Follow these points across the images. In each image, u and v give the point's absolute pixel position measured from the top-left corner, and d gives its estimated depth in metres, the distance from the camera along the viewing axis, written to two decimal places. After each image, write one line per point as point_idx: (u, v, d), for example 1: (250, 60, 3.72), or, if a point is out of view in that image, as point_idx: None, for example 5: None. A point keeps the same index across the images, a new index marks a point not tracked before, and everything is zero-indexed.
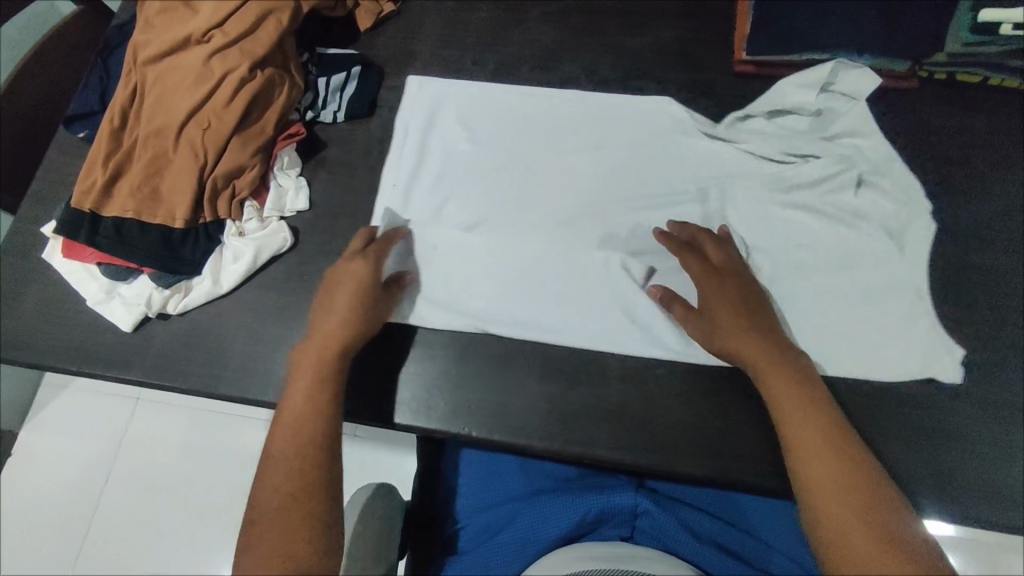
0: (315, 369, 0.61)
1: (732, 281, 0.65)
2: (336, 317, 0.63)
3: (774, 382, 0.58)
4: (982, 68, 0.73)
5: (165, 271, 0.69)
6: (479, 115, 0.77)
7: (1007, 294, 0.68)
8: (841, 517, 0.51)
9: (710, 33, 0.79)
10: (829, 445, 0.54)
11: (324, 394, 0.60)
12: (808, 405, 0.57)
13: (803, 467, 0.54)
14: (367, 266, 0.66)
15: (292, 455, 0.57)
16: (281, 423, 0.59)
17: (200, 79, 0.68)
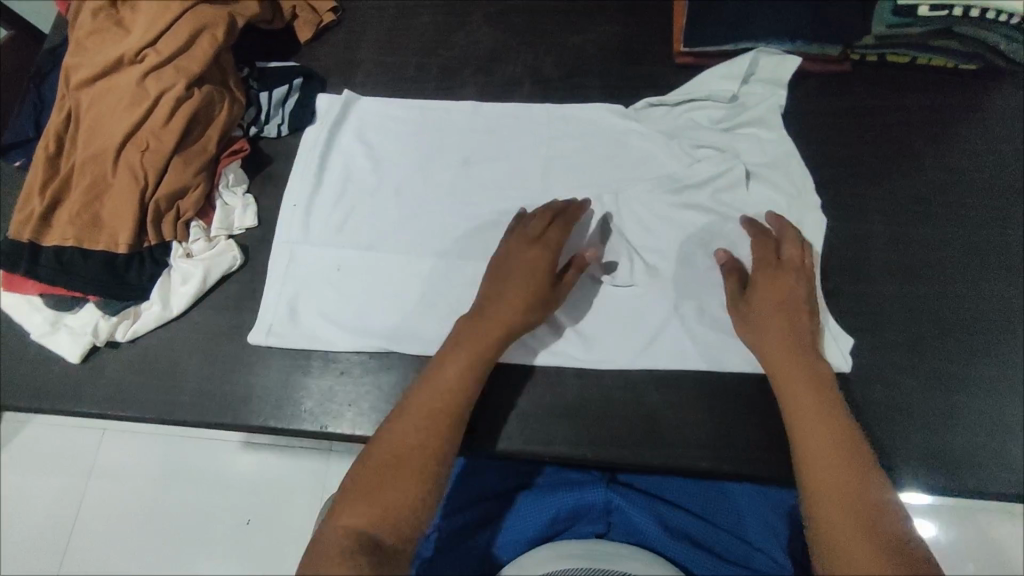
0: (477, 352, 0.57)
1: (789, 276, 0.58)
2: (514, 306, 0.58)
3: (792, 386, 0.55)
4: (909, 49, 0.66)
5: (111, 299, 0.65)
6: (377, 126, 0.73)
7: (989, 266, 0.62)
8: (843, 534, 0.47)
9: (649, 27, 0.75)
10: (842, 458, 0.50)
11: (474, 384, 0.57)
12: (829, 414, 0.53)
13: (810, 475, 0.51)
14: (552, 252, 0.60)
15: (415, 436, 0.53)
16: (417, 398, 0.56)
17: (134, 99, 0.65)
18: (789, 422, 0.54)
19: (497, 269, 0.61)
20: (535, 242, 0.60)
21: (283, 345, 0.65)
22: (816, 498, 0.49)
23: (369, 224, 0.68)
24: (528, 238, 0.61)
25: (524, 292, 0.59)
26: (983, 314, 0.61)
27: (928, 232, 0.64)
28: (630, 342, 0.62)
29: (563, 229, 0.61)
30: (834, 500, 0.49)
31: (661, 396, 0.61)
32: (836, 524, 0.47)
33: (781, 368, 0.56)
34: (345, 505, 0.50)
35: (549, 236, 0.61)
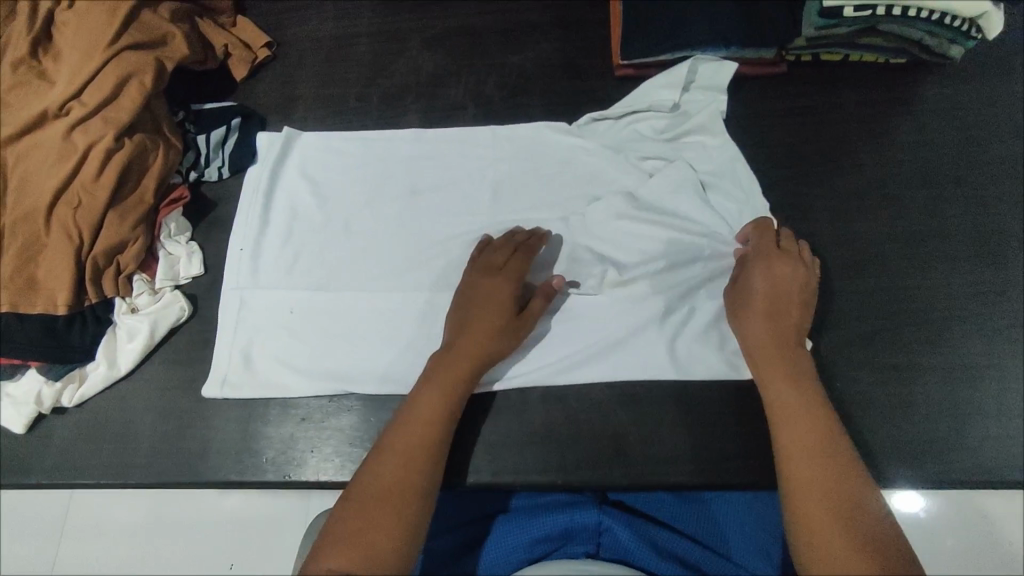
0: (452, 389, 0.57)
1: (787, 268, 0.59)
2: (484, 337, 0.58)
3: (777, 383, 0.55)
4: (840, 47, 0.68)
5: (53, 363, 0.63)
6: (321, 160, 0.71)
7: (946, 257, 0.63)
8: (822, 536, 0.47)
9: (587, 41, 0.75)
10: (820, 457, 0.51)
11: (449, 417, 0.56)
12: (807, 411, 0.53)
13: (790, 475, 0.51)
14: (514, 285, 0.60)
15: (395, 475, 0.53)
16: (398, 436, 0.55)
17: (62, 154, 0.63)
18: (772, 420, 0.55)
19: (464, 299, 0.61)
20: (500, 272, 0.61)
21: (241, 397, 0.63)
22: (794, 497, 0.50)
23: (319, 263, 0.67)
24: (492, 269, 0.61)
25: (490, 326, 0.59)
26: (933, 303, 0.62)
27: (874, 225, 0.65)
28: (593, 360, 0.62)
29: (523, 258, 0.62)
30: (813, 500, 0.49)
31: (627, 412, 0.61)
32: (815, 526, 0.48)
33: (769, 367, 0.56)
34: (329, 545, 0.50)
35: (510, 266, 0.61)
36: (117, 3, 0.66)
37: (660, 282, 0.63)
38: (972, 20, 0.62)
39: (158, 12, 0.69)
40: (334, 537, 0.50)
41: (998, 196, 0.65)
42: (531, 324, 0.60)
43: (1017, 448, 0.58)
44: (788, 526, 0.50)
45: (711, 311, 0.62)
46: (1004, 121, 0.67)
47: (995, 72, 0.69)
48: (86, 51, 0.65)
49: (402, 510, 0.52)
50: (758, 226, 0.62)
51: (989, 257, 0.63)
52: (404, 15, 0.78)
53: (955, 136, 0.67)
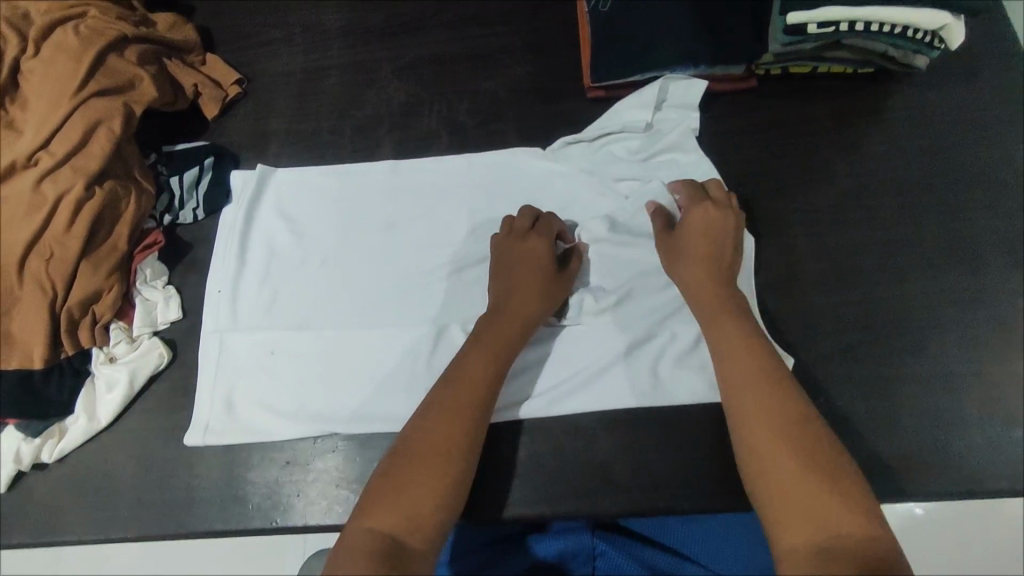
0: (494, 353, 0.57)
1: (699, 211, 0.61)
2: (524, 298, 0.59)
3: (731, 350, 0.55)
4: (807, 61, 0.68)
5: (32, 420, 0.62)
6: (296, 197, 0.71)
7: (924, 265, 0.64)
8: (786, 499, 0.47)
9: (558, 64, 0.75)
10: (779, 423, 0.50)
11: (497, 379, 0.56)
12: (760, 376, 0.53)
13: (750, 441, 0.50)
14: (549, 245, 0.61)
15: (435, 437, 0.52)
16: (441, 397, 0.54)
17: (31, 207, 0.62)
18: (724, 389, 0.54)
19: (499, 264, 0.62)
20: (532, 235, 0.62)
21: (224, 444, 0.63)
22: (754, 466, 0.49)
23: (299, 302, 0.66)
24: (535, 232, 0.62)
25: (537, 285, 0.60)
26: (911, 313, 0.62)
27: (849, 237, 0.65)
28: (578, 387, 0.62)
29: (550, 226, 0.63)
30: (778, 464, 0.48)
31: (614, 438, 0.61)
32: (779, 492, 0.47)
33: (727, 339, 0.55)
34: (367, 511, 0.49)
35: (541, 231, 0.63)
36: (82, 50, 0.65)
37: (641, 305, 0.63)
38: (935, 31, 0.63)
39: (125, 55, 0.68)
40: (369, 502, 0.49)
41: (970, 203, 0.66)
42: (570, 280, 0.62)
43: (1001, 456, 0.58)
44: (753, 496, 0.49)
45: (694, 334, 0.62)
46: (972, 128, 0.68)
47: (961, 79, 0.69)
48: (52, 100, 0.64)
49: (442, 471, 0.51)
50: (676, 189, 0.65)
51: (964, 264, 0.64)
52: (374, 45, 0.78)
53: (925, 144, 0.68)
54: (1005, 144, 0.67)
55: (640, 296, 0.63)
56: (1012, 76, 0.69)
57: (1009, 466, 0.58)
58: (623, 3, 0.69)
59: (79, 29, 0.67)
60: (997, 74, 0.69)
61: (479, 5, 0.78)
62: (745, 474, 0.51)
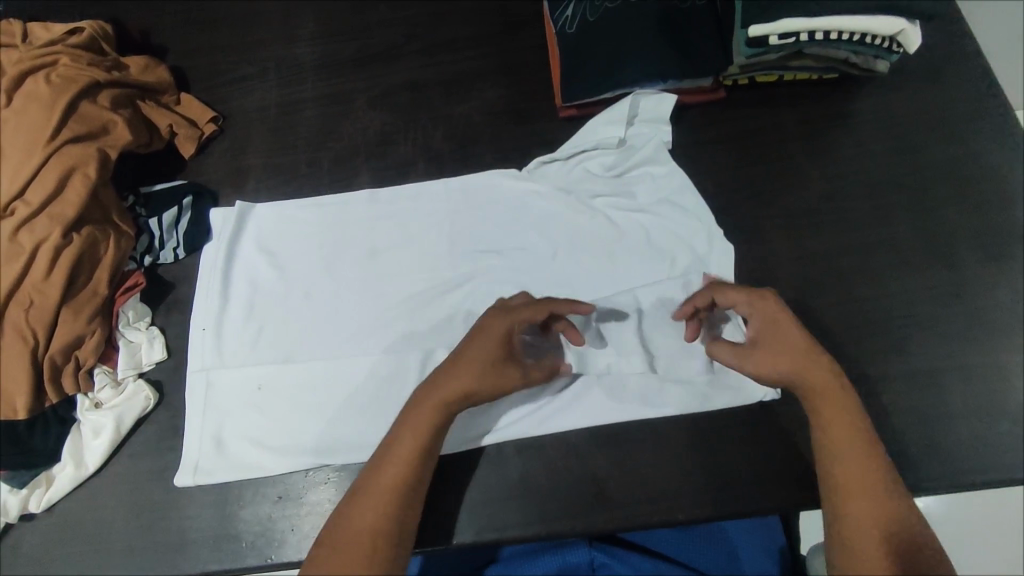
0: (422, 438, 0.55)
1: (773, 305, 0.57)
2: (462, 383, 0.55)
3: (847, 456, 0.53)
4: (772, 69, 0.69)
5: (18, 470, 0.61)
6: (276, 231, 0.71)
7: (898, 263, 0.65)
8: None
9: (529, 86, 0.76)
10: (886, 545, 0.51)
11: (422, 471, 0.55)
12: (873, 489, 0.52)
13: (863, 563, 0.51)
14: (498, 334, 0.57)
15: (365, 527, 0.52)
16: (375, 480, 0.54)
17: (9, 258, 0.61)
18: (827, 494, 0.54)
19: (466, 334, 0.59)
20: (496, 314, 0.58)
21: (213, 483, 0.62)
22: None
23: (284, 336, 0.67)
24: (508, 317, 0.57)
25: (479, 376, 0.55)
26: (890, 312, 0.63)
27: (825, 241, 0.66)
28: (567, 404, 0.62)
29: (515, 313, 0.57)
30: None
31: (605, 454, 0.61)
32: None
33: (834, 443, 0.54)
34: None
35: (501, 312, 0.58)
36: (55, 97, 0.65)
37: (619, 331, 0.63)
38: (892, 36, 0.64)
39: (97, 101, 0.68)
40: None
41: (940, 199, 0.67)
42: (514, 373, 0.57)
43: (989, 449, 0.59)
44: None
45: (676, 345, 0.63)
46: (938, 127, 0.69)
47: (922, 80, 0.71)
48: (25, 149, 0.64)
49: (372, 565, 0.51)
50: (704, 298, 0.61)
51: (939, 261, 0.65)
52: (348, 76, 0.79)
53: (893, 146, 0.69)
54: (972, 142, 0.69)
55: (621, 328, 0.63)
56: (973, 75, 0.71)
57: (998, 458, 0.58)
58: (589, 23, 0.70)
59: (50, 77, 0.66)
60: (959, 74, 0.71)
61: (449, 33, 0.79)
62: None
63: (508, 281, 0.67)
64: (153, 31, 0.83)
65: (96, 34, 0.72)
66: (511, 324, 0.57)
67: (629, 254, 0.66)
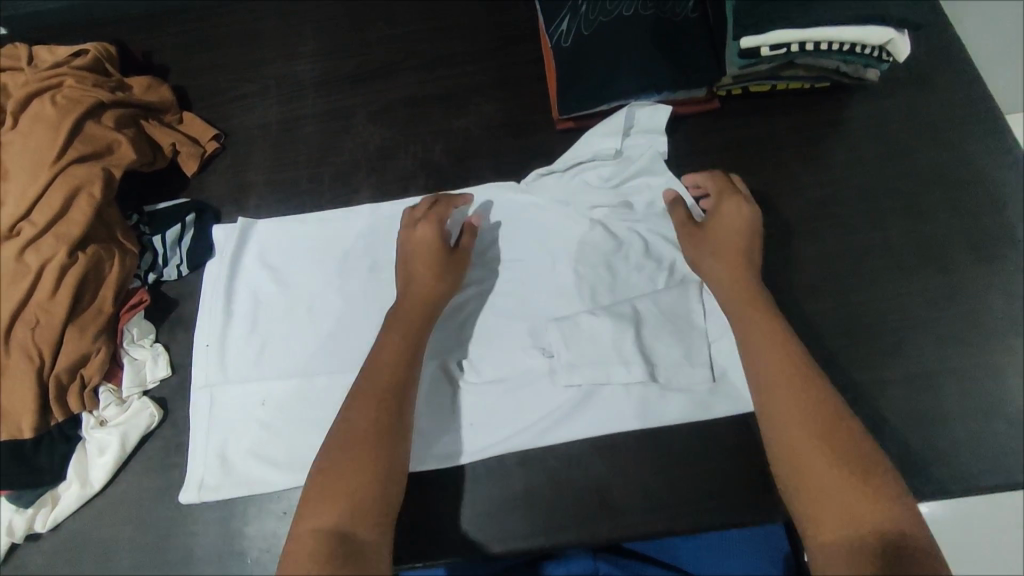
0: (402, 334, 0.61)
1: (733, 199, 0.64)
2: (420, 278, 0.64)
3: (755, 335, 0.57)
4: (764, 80, 0.70)
5: (22, 491, 0.61)
6: (278, 247, 0.72)
7: (894, 268, 0.66)
8: (822, 490, 0.48)
9: (526, 99, 0.77)
10: (807, 407, 0.52)
11: (403, 365, 0.59)
12: (791, 362, 0.55)
13: (784, 431, 0.52)
14: (438, 231, 0.65)
15: (367, 422, 0.55)
16: (363, 384, 0.57)
17: (15, 278, 0.62)
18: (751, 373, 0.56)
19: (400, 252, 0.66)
20: (425, 219, 0.66)
21: (219, 498, 0.63)
22: (786, 458, 0.51)
23: (287, 350, 0.67)
24: (434, 213, 0.67)
25: (427, 265, 0.64)
26: (888, 315, 0.64)
27: (820, 246, 0.67)
28: (568, 414, 0.63)
29: (442, 211, 0.67)
30: (806, 448, 0.50)
31: (607, 463, 0.61)
32: (811, 483, 0.49)
33: (751, 326, 0.58)
34: (305, 511, 0.51)
35: (433, 216, 0.66)
36: (60, 119, 0.66)
37: (619, 343, 0.63)
38: (881, 45, 0.66)
39: (102, 121, 0.69)
40: (311, 499, 0.51)
41: (933, 203, 0.68)
42: (464, 256, 0.66)
43: (989, 452, 0.59)
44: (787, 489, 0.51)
45: (678, 353, 0.63)
46: (928, 133, 0.71)
47: (912, 87, 0.72)
48: (31, 170, 0.65)
49: (381, 459, 0.53)
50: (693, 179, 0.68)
51: (933, 264, 0.65)
52: (348, 92, 0.80)
53: (885, 151, 0.70)
54: (963, 147, 0.70)
55: (625, 339, 0.63)
56: (962, 81, 0.72)
57: (996, 459, 0.59)
58: (583, 37, 0.71)
59: (56, 98, 0.68)
60: (948, 81, 0.72)
61: (447, 48, 0.81)
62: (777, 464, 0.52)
63: (509, 292, 0.68)
64: (155, 52, 0.84)
65: (100, 56, 0.73)
66: (444, 220, 0.67)
67: (627, 263, 0.67)
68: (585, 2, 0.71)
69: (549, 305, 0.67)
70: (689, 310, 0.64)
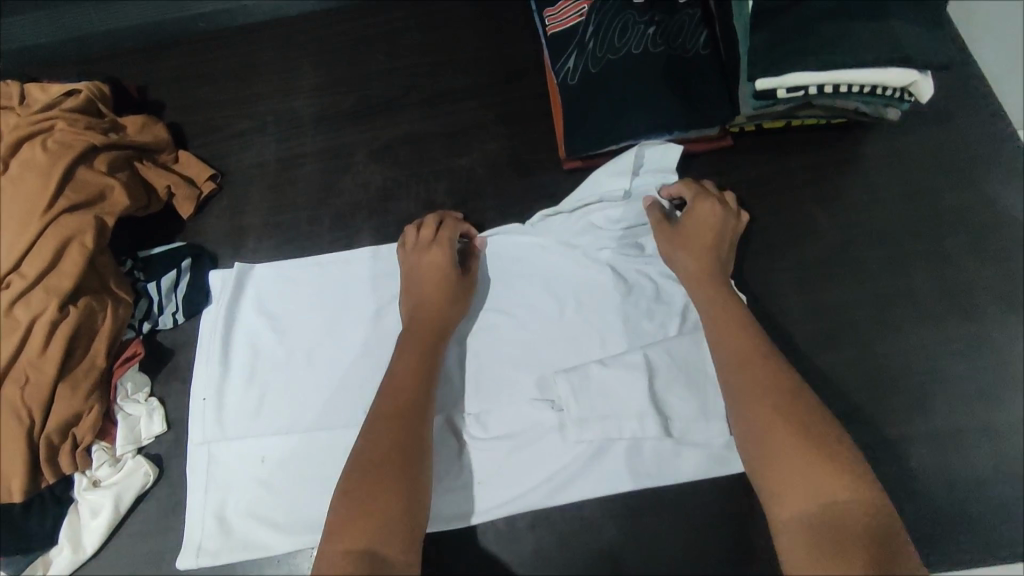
0: (418, 357, 0.59)
1: (706, 199, 0.64)
2: (433, 304, 0.62)
3: (719, 325, 0.57)
4: (780, 117, 0.68)
5: (12, 556, 0.59)
6: (275, 293, 0.69)
7: (916, 318, 0.63)
8: (782, 465, 0.47)
9: (532, 136, 0.75)
10: (767, 389, 0.52)
11: (425, 386, 0.57)
12: (754, 349, 0.55)
13: (746, 413, 0.51)
14: (450, 255, 0.64)
15: (391, 439, 0.53)
16: (379, 407, 0.55)
17: (4, 332, 0.61)
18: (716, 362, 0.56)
19: (404, 273, 0.65)
20: (435, 244, 0.65)
21: (219, 563, 0.61)
22: (751, 439, 0.50)
23: (285, 404, 0.65)
24: (440, 238, 0.66)
25: (439, 289, 0.63)
26: (910, 368, 0.61)
27: (838, 293, 0.64)
28: (581, 471, 0.60)
29: (451, 233, 0.66)
30: (765, 427, 0.49)
31: (616, 526, 0.60)
32: (771, 460, 0.48)
33: (719, 325, 0.57)
34: (334, 531, 0.48)
35: (442, 241, 0.65)
36: (51, 166, 0.64)
37: (631, 396, 0.60)
38: (904, 87, 0.63)
39: (95, 165, 0.67)
40: (335, 522, 0.48)
41: (955, 248, 0.65)
42: (473, 280, 0.65)
43: (1012, 517, 0.57)
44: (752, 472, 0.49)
45: (692, 406, 0.59)
46: (950, 174, 0.68)
47: (932, 123, 0.70)
48: (21, 220, 0.63)
49: (405, 480, 0.51)
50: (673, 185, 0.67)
51: (957, 314, 0.63)
52: (348, 130, 0.78)
53: (905, 192, 0.68)
54: (987, 190, 0.67)
55: (639, 394, 0.60)
56: (985, 120, 0.69)
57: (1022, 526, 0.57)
58: (592, 75, 0.68)
59: (47, 143, 0.66)
60: (971, 120, 0.70)
61: (450, 82, 0.78)
62: (742, 449, 0.51)
63: (517, 342, 0.64)
64: (150, 87, 0.82)
65: (93, 95, 0.70)
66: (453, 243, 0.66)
67: (638, 308, 0.64)
68: (592, 38, 0.68)
69: (556, 356, 0.64)
70: (705, 359, 0.61)
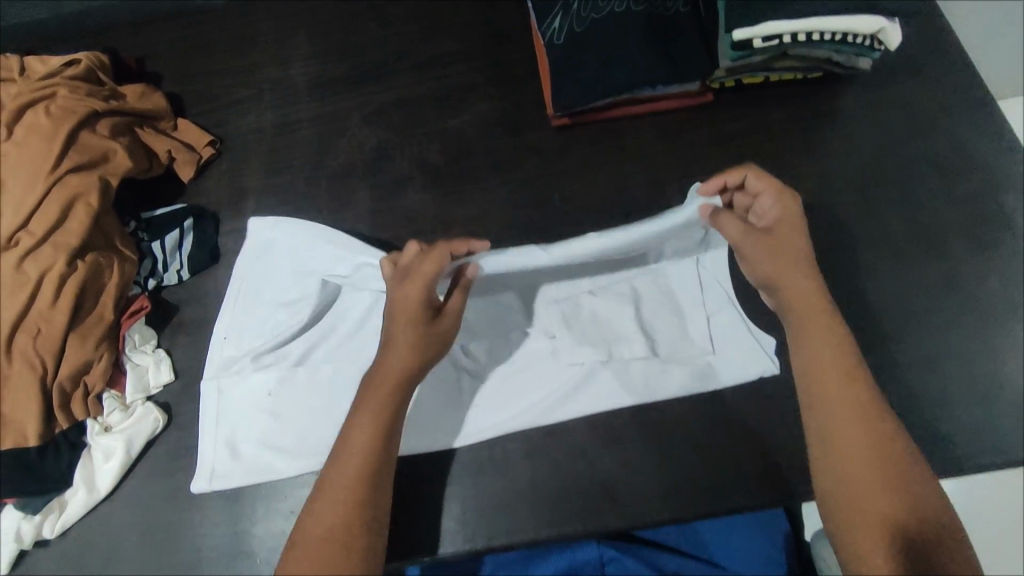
0: (382, 410, 0.56)
1: (793, 204, 0.59)
2: (402, 354, 0.57)
3: (812, 335, 0.57)
4: (758, 72, 0.71)
5: (32, 497, 0.62)
6: (291, 244, 0.71)
7: (890, 257, 0.66)
8: (856, 487, 0.51)
9: (521, 97, 0.77)
10: (854, 409, 0.54)
11: (383, 448, 0.55)
12: (844, 366, 0.55)
13: (828, 430, 0.54)
14: (424, 297, 0.57)
15: (343, 512, 0.53)
16: (336, 473, 0.54)
17: (15, 288, 0.63)
18: (800, 369, 0.57)
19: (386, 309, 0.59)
20: (410, 280, 0.57)
21: (229, 487, 0.63)
22: (828, 454, 0.53)
23: (296, 342, 0.68)
24: (416, 275, 0.57)
25: (410, 340, 0.57)
26: (885, 302, 0.65)
27: (816, 236, 0.67)
28: (573, 392, 0.63)
29: (432, 270, 0.57)
30: (845, 448, 0.53)
31: (611, 453, 0.61)
32: (845, 478, 0.52)
33: (798, 331, 0.58)
34: None
35: (421, 276, 0.57)
36: (54, 131, 0.67)
37: (615, 322, 0.65)
38: (874, 34, 0.66)
39: (97, 130, 0.70)
40: None
41: (927, 191, 0.68)
42: (450, 323, 0.59)
43: (988, 434, 0.60)
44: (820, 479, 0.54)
45: (675, 330, 0.65)
46: (922, 122, 0.71)
47: (904, 75, 0.73)
48: (27, 181, 0.65)
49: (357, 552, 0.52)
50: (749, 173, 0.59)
51: (931, 251, 0.66)
52: (343, 95, 0.80)
53: (880, 141, 0.71)
54: (957, 135, 0.70)
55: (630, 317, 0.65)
56: (954, 70, 0.72)
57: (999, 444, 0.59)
58: (576, 34, 0.71)
59: (49, 109, 0.68)
60: (942, 70, 0.72)
61: (440, 48, 0.81)
62: (813, 455, 0.54)
63: None
64: (148, 59, 0.84)
65: (93, 64, 0.73)
66: (432, 283, 0.57)
67: None
68: None
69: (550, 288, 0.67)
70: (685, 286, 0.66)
